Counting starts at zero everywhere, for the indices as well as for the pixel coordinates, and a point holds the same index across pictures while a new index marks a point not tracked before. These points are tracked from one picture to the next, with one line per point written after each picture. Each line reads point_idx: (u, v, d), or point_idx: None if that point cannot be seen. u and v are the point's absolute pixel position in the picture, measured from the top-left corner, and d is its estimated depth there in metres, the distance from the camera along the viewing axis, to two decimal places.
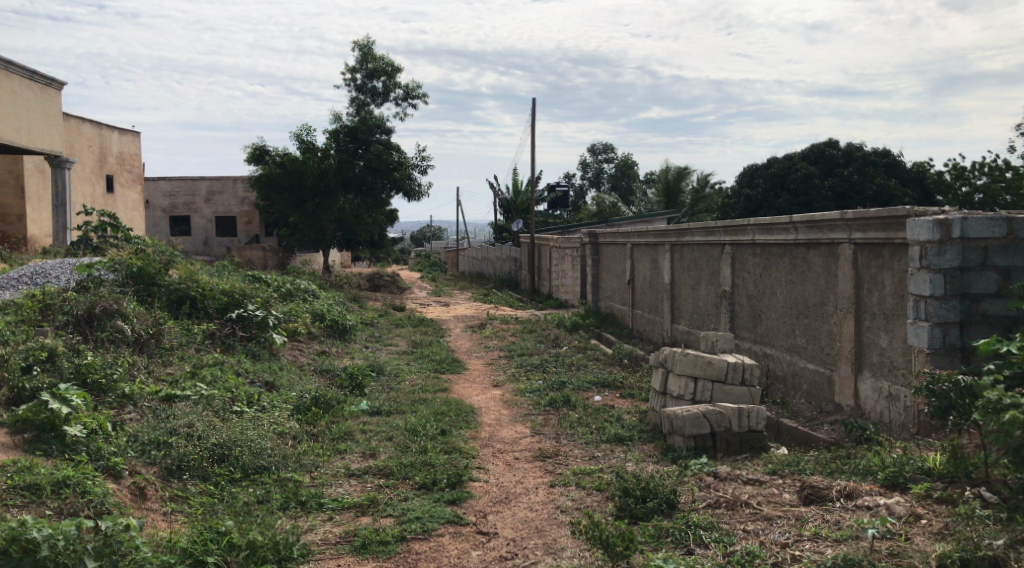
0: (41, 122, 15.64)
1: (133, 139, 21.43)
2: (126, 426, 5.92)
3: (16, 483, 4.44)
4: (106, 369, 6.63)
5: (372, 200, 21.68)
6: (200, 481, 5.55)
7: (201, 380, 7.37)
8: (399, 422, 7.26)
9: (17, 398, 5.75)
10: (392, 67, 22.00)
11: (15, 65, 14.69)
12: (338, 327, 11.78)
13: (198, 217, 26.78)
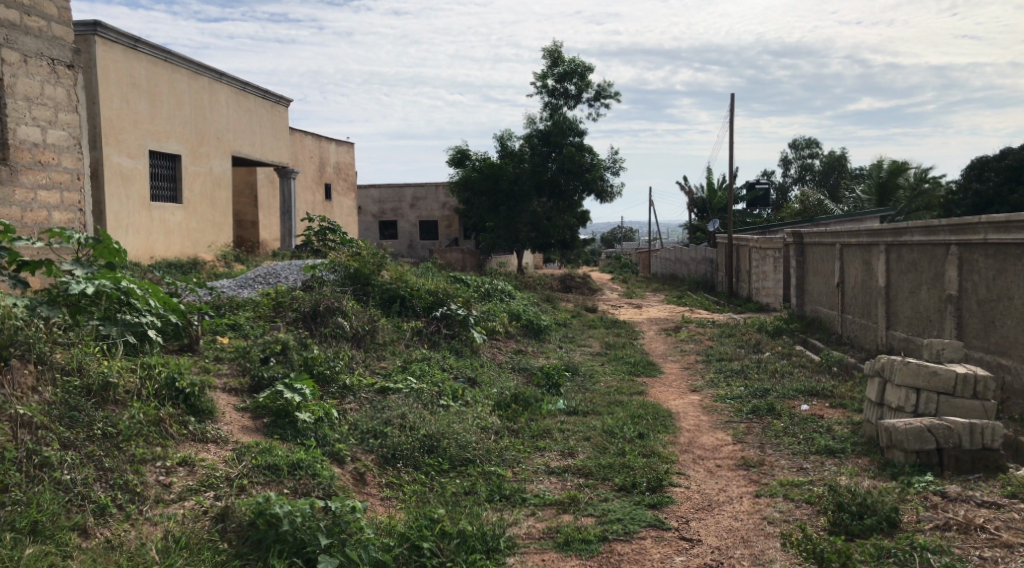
0: (271, 137, 17.12)
1: (348, 149, 22.98)
2: (347, 415, 6.35)
3: (260, 462, 4.89)
4: (329, 361, 7.15)
5: (564, 202, 21.86)
6: (412, 469, 5.84)
7: (412, 374, 7.78)
8: (596, 423, 7.31)
9: (257, 386, 6.33)
10: (584, 68, 22.13)
11: (252, 85, 16.20)
12: (534, 327, 12.01)
13: (404, 222, 28.26)
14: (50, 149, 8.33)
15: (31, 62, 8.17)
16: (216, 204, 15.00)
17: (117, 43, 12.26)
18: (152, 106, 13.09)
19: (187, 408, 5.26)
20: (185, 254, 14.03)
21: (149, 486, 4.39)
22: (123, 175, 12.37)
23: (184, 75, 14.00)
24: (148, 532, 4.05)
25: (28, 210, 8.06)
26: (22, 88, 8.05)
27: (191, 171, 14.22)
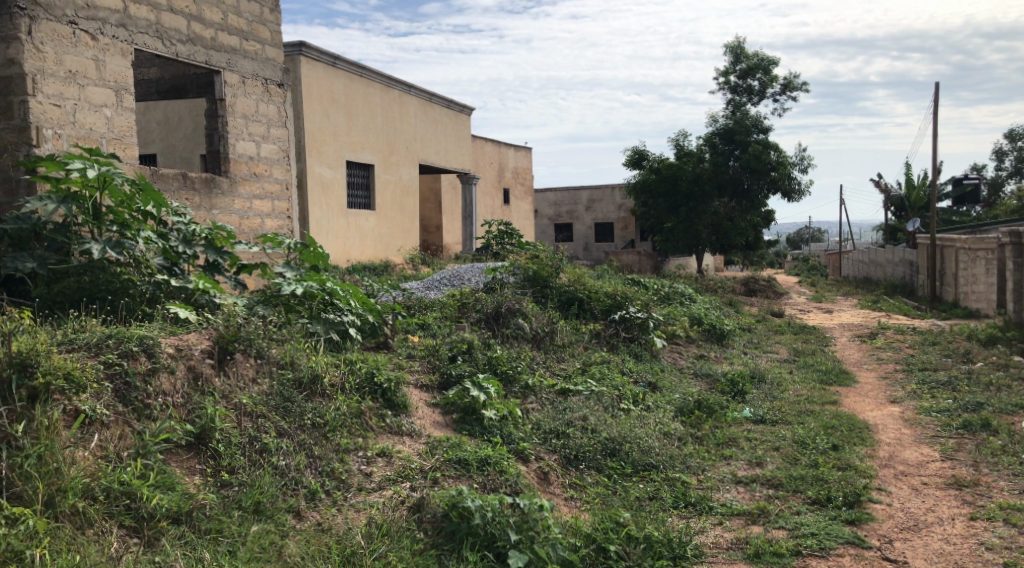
0: (455, 144, 17.76)
1: (526, 154, 23.40)
2: (530, 414, 6.46)
3: (450, 456, 5.09)
4: (512, 362, 7.30)
5: (747, 203, 21.12)
6: (595, 472, 5.85)
7: (592, 377, 7.80)
8: (786, 432, 7.02)
9: (446, 382, 6.58)
10: (768, 62, 21.32)
11: (438, 96, 16.88)
12: (716, 332, 11.71)
13: (580, 224, 28.41)
14: (262, 161, 9.07)
15: (247, 82, 8.93)
16: (405, 210, 15.74)
17: (319, 62, 13.15)
18: (349, 119, 13.93)
19: (385, 402, 5.57)
20: (378, 258, 14.80)
21: (352, 474, 4.68)
22: (323, 185, 13.24)
23: (377, 89, 14.79)
24: (354, 518, 4.30)
25: (245, 217, 8.80)
26: (240, 106, 8.79)
27: (382, 179, 14.99)
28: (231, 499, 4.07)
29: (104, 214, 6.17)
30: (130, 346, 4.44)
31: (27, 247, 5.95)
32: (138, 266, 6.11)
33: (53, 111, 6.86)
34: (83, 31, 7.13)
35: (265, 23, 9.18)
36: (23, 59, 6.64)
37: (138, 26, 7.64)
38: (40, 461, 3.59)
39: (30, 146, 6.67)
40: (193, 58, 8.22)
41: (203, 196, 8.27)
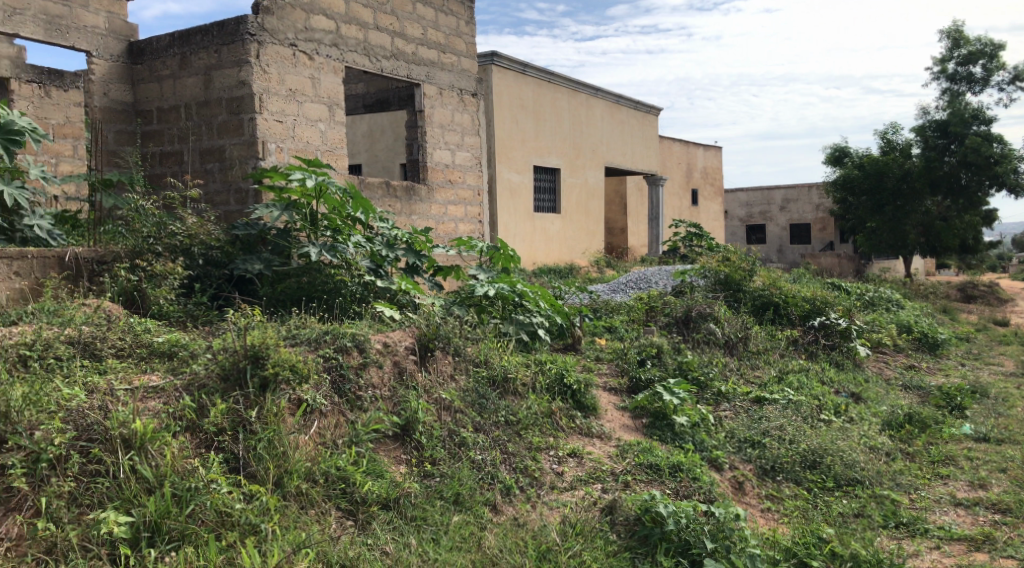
0: (642, 146, 17.65)
1: (716, 154, 22.84)
2: (724, 422, 6.30)
3: (642, 460, 5.06)
4: (704, 367, 7.13)
5: (965, 201, 19.34)
6: (794, 484, 5.62)
7: (789, 386, 7.49)
8: (1013, 453, 6.41)
9: (636, 386, 6.55)
10: (992, 47, 19.54)
11: (625, 98, 16.84)
12: (928, 341, 10.88)
13: (773, 225, 27.37)
14: (457, 168, 9.44)
15: (445, 93, 9.32)
16: (591, 213, 15.85)
17: (510, 70, 13.50)
18: (537, 124, 14.21)
19: (575, 403, 5.64)
20: (563, 261, 15.00)
21: (545, 473, 4.78)
22: (512, 189, 13.59)
23: (565, 94, 14.99)
24: (548, 515, 4.39)
25: (440, 223, 9.21)
26: (438, 116, 9.18)
27: (569, 183, 15.17)
28: (435, 489, 4.27)
29: (319, 221, 6.72)
30: (344, 342, 4.78)
31: (256, 250, 6.64)
32: (349, 268, 6.57)
33: (276, 127, 7.49)
34: (302, 52, 7.73)
35: (461, 35, 9.57)
36: (252, 81, 7.30)
37: (348, 44, 8.19)
38: (270, 445, 3.90)
39: (257, 158, 7.34)
40: (397, 72, 8.71)
41: (404, 203, 8.73)
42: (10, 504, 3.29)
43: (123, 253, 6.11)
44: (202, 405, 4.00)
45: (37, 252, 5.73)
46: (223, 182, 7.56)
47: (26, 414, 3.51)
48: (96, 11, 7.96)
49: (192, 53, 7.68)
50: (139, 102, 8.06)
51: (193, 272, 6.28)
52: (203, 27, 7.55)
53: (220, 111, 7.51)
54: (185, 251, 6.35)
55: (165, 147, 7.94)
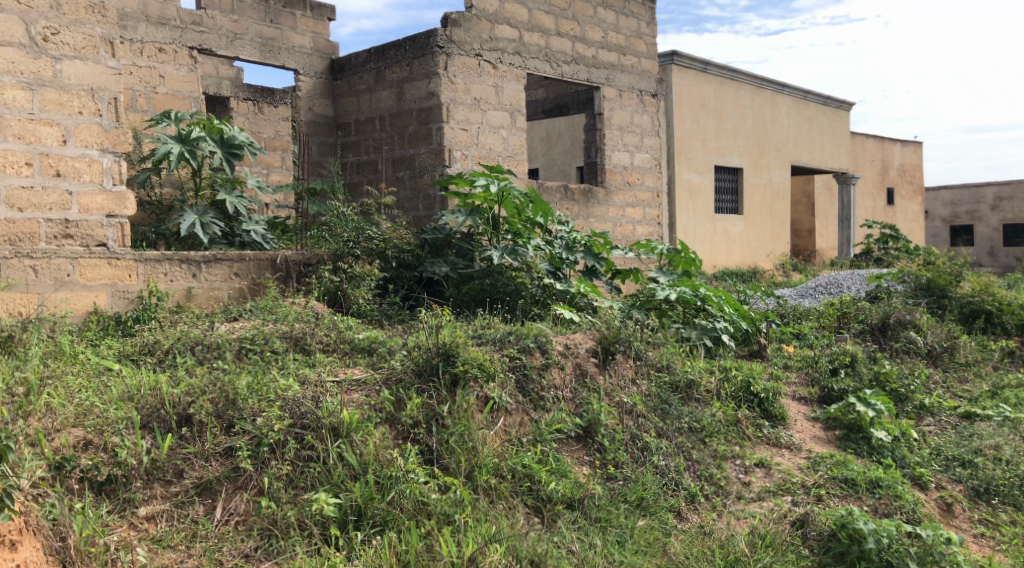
0: (832, 143, 16.80)
1: (916, 149, 21.34)
2: (928, 437, 5.88)
3: (836, 474, 4.84)
4: (904, 379, 6.68)
5: None
6: (1011, 509, 5.18)
7: (1005, 402, 6.88)
8: None
9: (828, 397, 6.26)
10: None
11: (814, 93, 16.10)
12: None
13: (982, 225, 25.22)
14: (636, 170, 9.41)
15: (625, 95, 9.32)
16: (775, 214, 15.27)
17: (690, 69, 13.28)
18: (719, 123, 13.88)
19: (762, 412, 5.49)
20: (745, 264, 14.55)
21: (731, 482, 4.68)
22: (691, 190, 13.35)
23: (748, 91, 14.57)
24: (735, 525, 4.29)
25: (618, 225, 9.22)
26: (617, 119, 9.19)
27: (752, 183, 14.70)
28: (619, 491, 4.30)
29: (501, 224, 6.93)
30: (527, 343, 4.89)
31: (443, 253, 6.90)
32: (528, 270, 6.70)
33: (461, 135, 7.78)
34: (487, 62, 7.98)
35: (641, 36, 9.54)
36: (440, 92, 7.63)
37: (531, 52, 8.37)
38: (461, 439, 4.07)
39: (443, 166, 7.66)
40: (577, 76, 8.80)
41: (582, 206, 8.80)
42: (237, 483, 3.61)
43: (325, 256, 6.55)
44: (398, 398, 4.23)
45: (254, 255, 6.25)
46: (413, 189, 7.96)
47: (249, 401, 3.86)
48: (303, 32, 8.57)
49: (386, 67, 8.12)
50: (339, 115, 8.63)
51: (387, 273, 6.65)
52: (396, 43, 7.97)
53: (411, 122, 7.90)
54: (380, 254, 6.74)
55: (362, 156, 8.46)
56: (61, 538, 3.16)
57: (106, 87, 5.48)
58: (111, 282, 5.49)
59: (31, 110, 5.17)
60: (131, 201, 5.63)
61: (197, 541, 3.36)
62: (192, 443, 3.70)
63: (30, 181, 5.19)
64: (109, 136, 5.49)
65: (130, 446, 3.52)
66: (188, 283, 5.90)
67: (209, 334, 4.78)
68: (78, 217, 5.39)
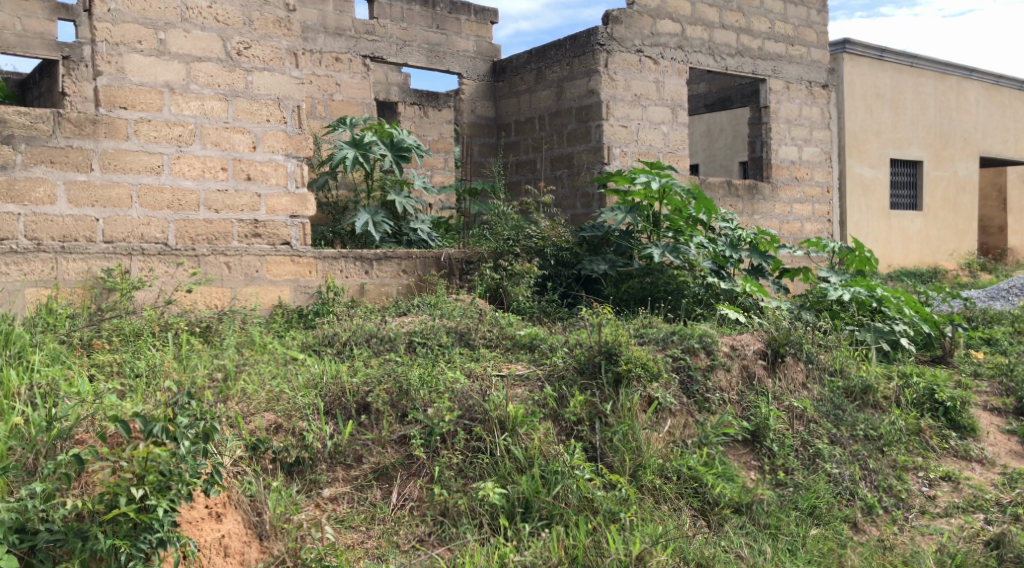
0: None
1: None
2: None
3: None
4: None
5: None
6: None
7: None
8: None
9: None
10: None
11: (1006, 78, 14.86)
12: None
13: None
14: (805, 165, 9.04)
15: (793, 86, 8.96)
16: (960, 209, 14.21)
17: (864, 56, 12.60)
18: (896, 114, 13.09)
19: (948, 422, 5.14)
20: (925, 262, 13.63)
21: (914, 495, 4.44)
22: (865, 185, 12.66)
23: (930, 79, 13.64)
24: (920, 541, 4.04)
25: (785, 222, 8.88)
26: (784, 112, 8.85)
27: (933, 176, 13.76)
28: (790, 498, 4.15)
29: (662, 222, 6.84)
30: (692, 343, 4.80)
31: (601, 251, 6.90)
32: (691, 269, 6.60)
33: (622, 132, 7.74)
34: (648, 57, 7.90)
35: (812, 25, 9.14)
36: (600, 89, 7.62)
37: (694, 45, 8.21)
38: (625, 438, 4.07)
39: (602, 163, 7.65)
40: (742, 69, 8.55)
41: (746, 203, 8.53)
42: (411, 470, 3.79)
43: (486, 254, 6.64)
44: (561, 395, 4.27)
45: (420, 252, 6.47)
46: (571, 187, 8.00)
47: (421, 392, 4.02)
48: (467, 36, 8.81)
49: (547, 67, 8.21)
50: (500, 116, 8.81)
51: (547, 271, 6.72)
52: (557, 42, 8.03)
53: (571, 120, 7.95)
54: (539, 253, 6.78)
55: (522, 156, 8.59)
56: (258, 513, 3.34)
57: (290, 96, 5.85)
58: (294, 278, 5.89)
59: (226, 119, 5.60)
60: (312, 203, 5.98)
61: (376, 523, 3.54)
62: (371, 429, 3.91)
63: (225, 184, 5.61)
64: (292, 142, 5.86)
65: (316, 431, 3.75)
66: (361, 279, 6.21)
67: (381, 328, 5.02)
68: (266, 217, 5.78)
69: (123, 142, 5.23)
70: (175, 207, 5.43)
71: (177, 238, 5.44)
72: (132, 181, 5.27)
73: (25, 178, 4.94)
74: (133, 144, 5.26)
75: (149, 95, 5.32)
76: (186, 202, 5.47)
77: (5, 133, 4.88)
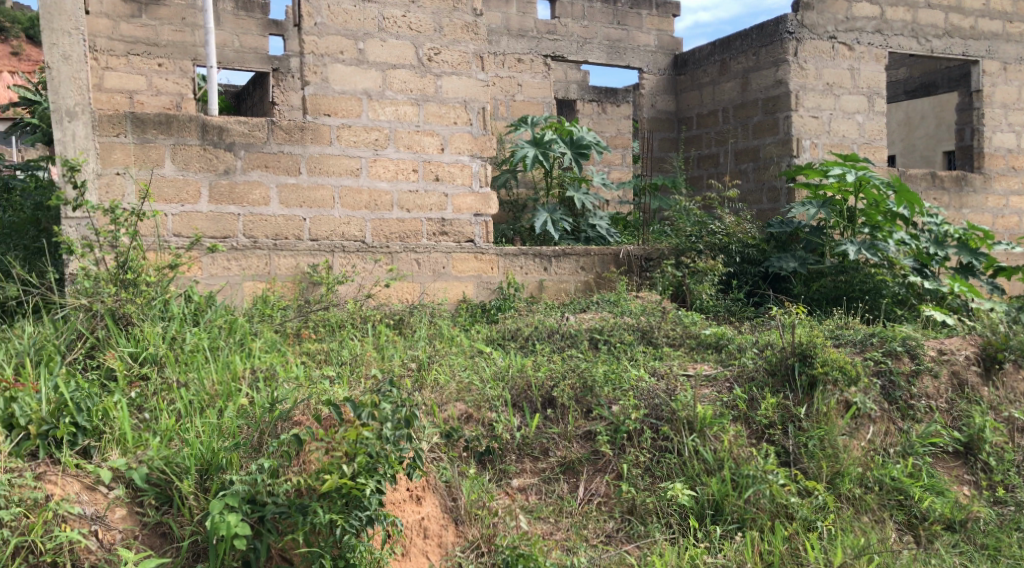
0: None
1: None
2: None
3: None
4: None
5: None
6: None
7: None
8: None
9: None
10: None
11: None
12: None
13: None
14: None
15: (1010, 67, 8.21)
16: None
17: None
18: None
19: None
20: None
21: None
22: None
23: None
24: None
25: (1000, 216, 8.16)
26: (999, 95, 8.13)
27: None
28: (1010, 519, 3.88)
29: (857, 217, 6.42)
30: (894, 346, 4.50)
31: (789, 249, 6.67)
32: (889, 267, 6.22)
33: (812, 123, 7.41)
34: (842, 44, 7.50)
35: None
36: (789, 79, 7.32)
37: (894, 28, 7.71)
38: (821, 443, 3.91)
39: (791, 156, 7.36)
40: (950, 51, 7.93)
41: (953, 195, 7.90)
42: (598, 465, 3.82)
43: (667, 251, 6.60)
44: (752, 397, 4.15)
45: (598, 249, 6.47)
46: (756, 182, 7.76)
47: (606, 389, 4.03)
48: (649, 30, 8.72)
49: (731, 58, 7.97)
50: (681, 110, 8.63)
51: (731, 269, 6.54)
52: (743, 32, 7.79)
53: (757, 112, 7.69)
54: (723, 249, 6.58)
55: (704, 150, 8.39)
56: (453, 498, 3.50)
57: (476, 98, 6.03)
58: (477, 274, 6.08)
59: (417, 122, 5.86)
60: (495, 201, 6.14)
61: (564, 516, 3.60)
62: (557, 423, 3.97)
63: (416, 184, 5.87)
64: (477, 143, 6.04)
65: (505, 421, 3.86)
66: (541, 276, 6.30)
67: (564, 324, 5.07)
68: (452, 216, 5.99)
69: (326, 147, 5.59)
70: (372, 208, 5.74)
71: (374, 236, 5.76)
72: (335, 184, 5.62)
73: (244, 182, 5.39)
74: (335, 149, 5.62)
75: (349, 103, 5.65)
76: (381, 202, 5.77)
77: (227, 141, 5.34)
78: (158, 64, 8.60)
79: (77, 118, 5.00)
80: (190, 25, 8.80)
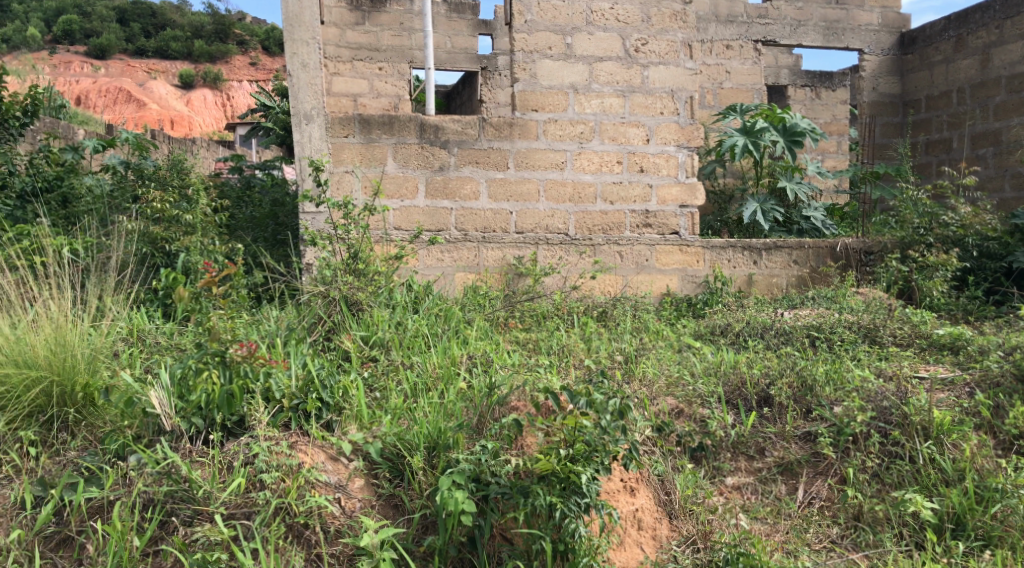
0: None
1: None
2: None
3: None
4: None
5: None
6: None
7: None
8: None
9: None
10: None
11: None
12: None
13: None
14: None
15: None
16: None
17: None
18: None
19: None
20: None
21: None
22: None
23: None
24: None
25: None
26: None
27: None
28: None
29: None
30: None
31: None
32: None
33: None
34: None
35: None
36: None
37: None
38: None
39: None
40: None
41: None
42: (820, 468, 3.65)
43: (891, 244, 6.15)
44: (998, 404, 3.80)
45: (814, 243, 6.15)
46: (996, 168, 7.24)
47: (827, 389, 3.85)
48: (872, 8, 8.01)
49: (969, 33, 7.44)
50: (907, 92, 8.05)
51: (968, 264, 6.03)
52: (984, 4, 7.27)
53: (999, 92, 7.18)
54: (958, 243, 6.09)
55: (933, 135, 7.81)
56: (667, 492, 3.48)
57: (684, 87, 5.91)
58: (682, 267, 5.99)
59: (623, 114, 5.83)
60: (702, 192, 5.99)
61: (783, 517, 3.49)
62: (774, 423, 3.81)
63: (620, 176, 5.85)
64: (684, 132, 5.91)
65: (719, 419, 3.76)
66: (750, 270, 6.09)
67: (778, 321, 4.87)
68: (657, 207, 5.92)
69: (534, 141, 5.70)
70: (576, 200, 5.79)
71: (577, 229, 5.81)
72: (540, 177, 5.73)
73: (456, 177, 5.62)
74: (542, 143, 5.72)
75: (557, 97, 5.73)
76: (585, 195, 5.80)
77: (442, 139, 5.58)
78: (379, 67, 9.13)
79: (313, 120, 5.41)
80: (408, 29, 9.32)
